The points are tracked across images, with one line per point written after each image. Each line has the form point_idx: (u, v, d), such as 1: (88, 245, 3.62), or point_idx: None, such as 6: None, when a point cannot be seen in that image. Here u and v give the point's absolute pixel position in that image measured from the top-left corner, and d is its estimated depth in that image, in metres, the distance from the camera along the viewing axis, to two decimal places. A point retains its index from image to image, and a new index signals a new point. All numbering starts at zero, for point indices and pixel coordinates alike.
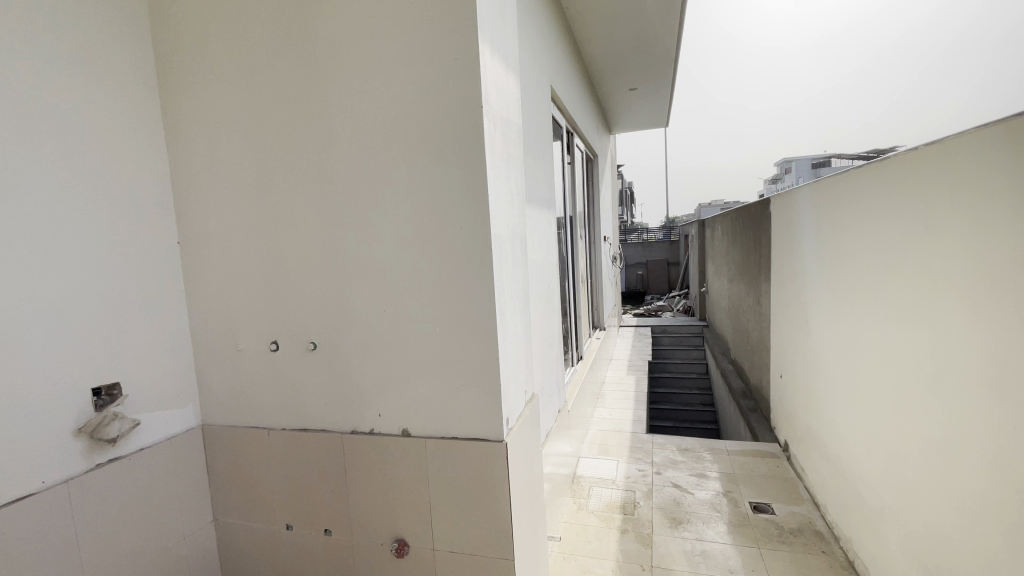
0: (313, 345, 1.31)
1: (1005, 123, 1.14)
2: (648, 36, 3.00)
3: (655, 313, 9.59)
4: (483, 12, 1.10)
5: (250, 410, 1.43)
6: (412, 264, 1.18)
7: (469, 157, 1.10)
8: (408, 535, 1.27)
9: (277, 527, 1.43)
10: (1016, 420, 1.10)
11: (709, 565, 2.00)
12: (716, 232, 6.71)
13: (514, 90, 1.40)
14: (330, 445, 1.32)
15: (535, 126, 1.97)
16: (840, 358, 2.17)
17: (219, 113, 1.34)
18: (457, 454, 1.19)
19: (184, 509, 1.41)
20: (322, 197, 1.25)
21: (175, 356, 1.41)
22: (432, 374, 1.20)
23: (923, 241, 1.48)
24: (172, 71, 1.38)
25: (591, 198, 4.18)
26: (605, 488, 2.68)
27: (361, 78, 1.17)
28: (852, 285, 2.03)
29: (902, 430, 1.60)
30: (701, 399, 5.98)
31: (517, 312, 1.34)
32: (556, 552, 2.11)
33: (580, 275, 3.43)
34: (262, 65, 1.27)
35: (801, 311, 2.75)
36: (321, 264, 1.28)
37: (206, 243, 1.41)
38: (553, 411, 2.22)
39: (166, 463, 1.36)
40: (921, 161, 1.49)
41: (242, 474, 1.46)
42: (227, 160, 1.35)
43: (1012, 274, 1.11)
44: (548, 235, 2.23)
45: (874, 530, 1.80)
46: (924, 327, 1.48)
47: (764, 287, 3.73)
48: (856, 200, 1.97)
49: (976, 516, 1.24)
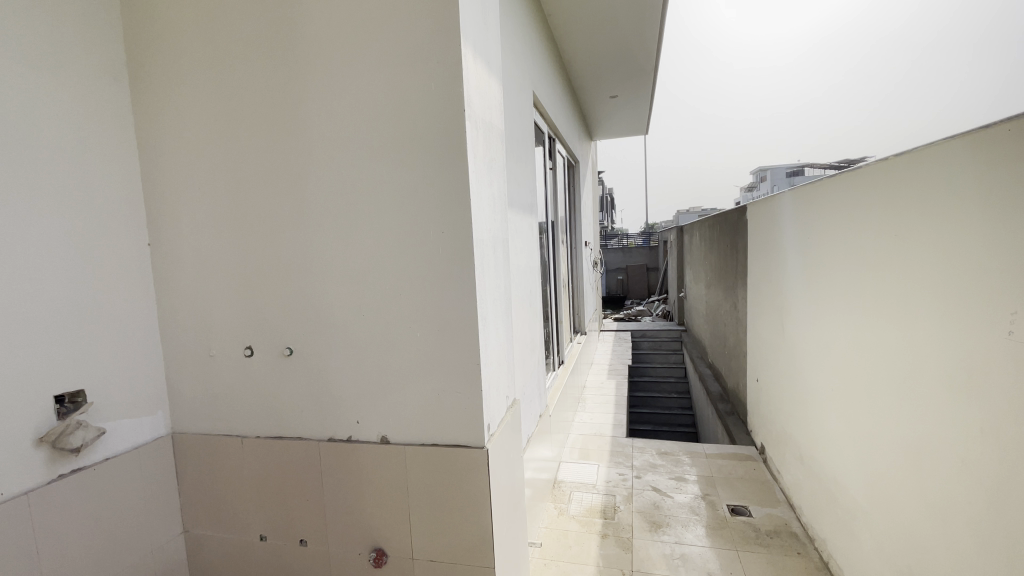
0: (289, 351, 1.28)
1: (974, 136, 1.18)
2: (630, 43, 3.02)
3: (635, 317, 9.73)
4: (466, 16, 1.09)
5: (222, 418, 1.38)
6: (393, 268, 1.16)
7: (451, 161, 1.09)
8: (386, 544, 1.25)
9: (251, 538, 1.39)
10: (983, 424, 1.14)
11: (688, 568, 2.02)
12: (694, 239, 6.83)
13: (496, 94, 1.39)
14: (305, 452, 1.29)
15: (517, 130, 1.97)
16: (815, 363, 2.22)
17: (193, 112, 1.31)
18: (438, 461, 1.17)
19: (152, 521, 1.36)
20: (299, 199, 1.23)
21: (144, 362, 1.36)
22: (412, 380, 1.18)
23: (894, 249, 1.53)
24: (145, 69, 1.34)
25: (573, 204, 4.22)
26: (585, 493, 2.68)
27: (340, 80, 1.15)
28: (826, 292, 2.09)
29: (875, 432, 1.64)
30: (679, 403, 6.07)
31: (499, 317, 1.33)
32: (537, 558, 2.10)
33: (561, 280, 3.45)
34: (239, 64, 1.24)
35: (777, 316, 2.81)
36: (299, 268, 1.25)
37: (178, 245, 1.36)
38: (534, 416, 2.21)
39: (134, 473, 1.31)
40: (894, 169, 1.54)
41: (214, 484, 1.41)
42: (201, 160, 1.31)
43: (981, 282, 1.15)
44: (530, 240, 2.24)
45: (848, 531, 1.84)
46: (896, 332, 1.52)
47: (741, 293, 3.80)
48: (830, 208, 2.02)
49: (946, 517, 1.28)
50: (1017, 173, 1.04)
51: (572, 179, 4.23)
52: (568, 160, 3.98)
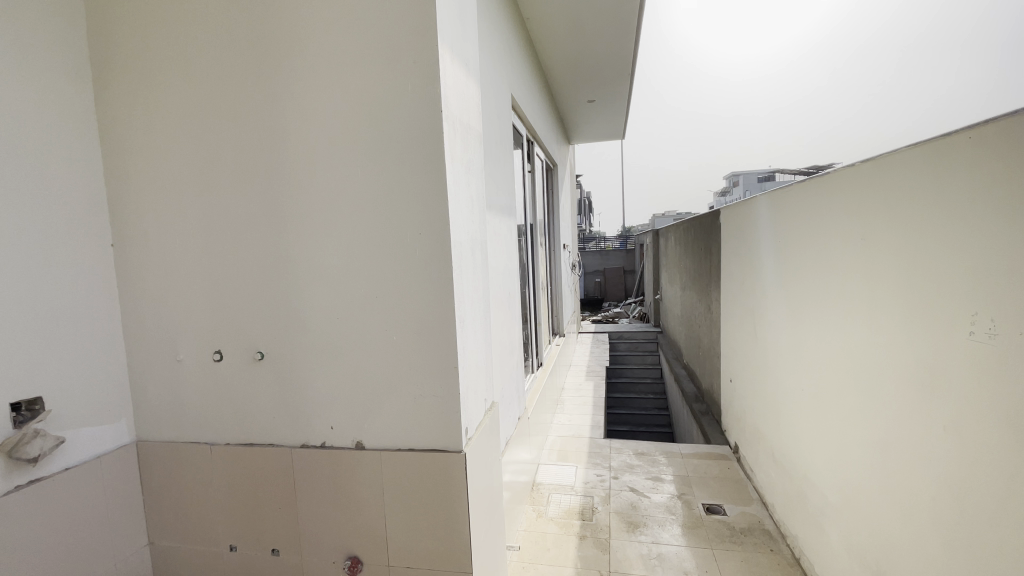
0: (260, 355, 1.24)
1: (937, 142, 1.22)
2: (606, 48, 3.05)
3: (612, 318, 9.84)
4: (443, 17, 1.08)
5: (190, 425, 1.34)
6: (369, 270, 1.14)
7: (427, 162, 1.08)
8: (362, 552, 1.22)
9: (220, 549, 1.35)
10: (945, 421, 1.19)
11: (665, 567, 2.04)
12: (669, 242, 6.96)
13: (474, 96, 1.38)
14: (277, 459, 1.26)
15: (496, 132, 1.97)
16: (786, 363, 2.27)
17: (160, 108, 1.26)
18: (415, 467, 1.16)
19: (114, 532, 1.30)
20: (271, 200, 1.20)
21: (107, 366, 1.30)
22: (388, 385, 1.16)
23: (861, 252, 1.58)
24: (108, 62, 1.29)
25: (551, 207, 4.23)
26: (564, 494, 2.68)
27: (315, 79, 1.13)
28: (796, 295, 2.14)
29: (845, 430, 1.69)
30: (655, 403, 6.16)
31: (477, 318, 1.32)
32: (515, 561, 2.09)
33: (540, 284, 3.44)
34: (209, 60, 1.20)
35: (750, 317, 2.88)
36: (271, 269, 1.22)
37: (144, 244, 1.31)
38: (513, 419, 2.20)
39: (96, 483, 1.26)
40: (860, 175, 1.59)
41: (181, 494, 1.36)
42: (169, 158, 1.27)
43: (944, 283, 1.19)
44: (508, 242, 2.23)
45: (818, 527, 1.89)
46: (863, 334, 1.57)
47: (715, 295, 3.88)
48: (800, 212, 2.08)
49: (911, 513, 1.32)
50: (979, 179, 1.08)
51: (551, 182, 4.25)
52: (547, 163, 4.00)
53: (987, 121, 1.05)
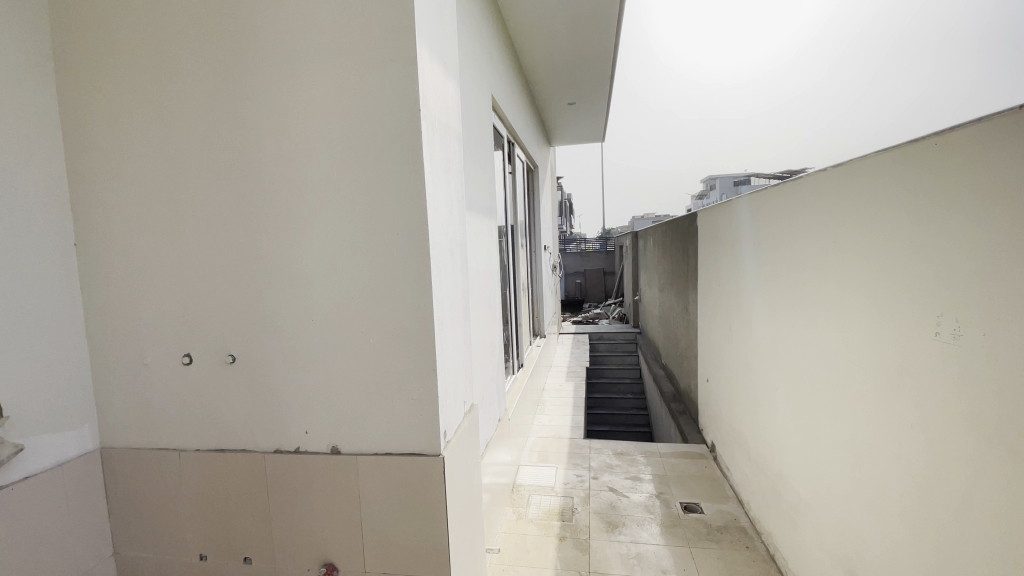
0: (232, 358, 1.21)
1: (906, 149, 1.26)
2: (586, 51, 3.07)
3: (592, 319, 9.90)
4: (421, 15, 1.07)
5: (157, 431, 1.29)
6: (346, 271, 1.12)
7: (404, 162, 1.06)
8: (337, 559, 1.20)
9: (190, 558, 1.30)
10: (913, 419, 1.22)
11: (643, 566, 2.06)
12: (648, 245, 7.05)
13: (453, 95, 1.37)
14: (250, 466, 1.22)
15: (476, 132, 1.96)
16: (761, 362, 2.32)
17: (127, 102, 1.22)
18: (392, 471, 1.14)
19: (77, 544, 1.25)
20: (242, 200, 1.17)
21: (68, 371, 1.25)
22: (365, 388, 1.14)
23: (832, 255, 1.62)
24: (73, 54, 1.24)
25: (532, 208, 4.24)
26: (544, 496, 2.68)
27: (290, 76, 1.10)
28: (771, 296, 2.19)
29: (817, 428, 1.73)
30: (635, 403, 6.23)
31: (457, 319, 1.31)
32: (495, 563, 2.08)
33: (520, 284, 3.44)
34: (180, 54, 1.17)
35: (726, 319, 2.93)
36: (245, 270, 1.18)
37: (110, 244, 1.26)
38: (493, 421, 2.19)
39: (57, 492, 1.20)
40: (832, 180, 1.63)
41: (148, 502, 1.31)
42: (136, 154, 1.22)
43: (912, 286, 1.22)
44: (489, 243, 2.22)
45: (792, 523, 1.93)
46: (834, 335, 1.61)
47: (692, 296, 3.93)
48: (775, 215, 2.12)
49: (880, 509, 1.36)
50: (944, 185, 1.12)
51: (531, 183, 4.25)
52: (528, 164, 3.99)
53: (951, 129, 1.09)
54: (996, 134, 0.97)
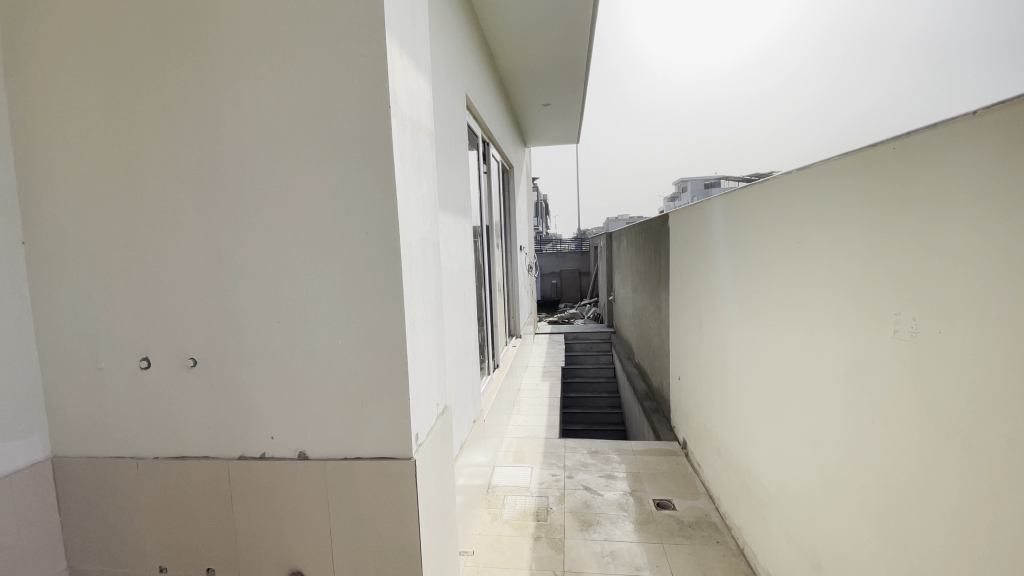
0: (193, 361, 1.17)
1: (867, 152, 1.30)
2: (561, 52, 3.08)
3: (568, 320, 9.97)
4: (391, 11, 1.05)
5: (113, 439, 1.23)
6: (315, 270, 1.09)
7: (374, 160, 1.04)
8: (306, 567, 1.16)
9: (149, 571, 1.25)
10: (874, 413, 1.27)
11: (617, 564, 2.07)
12: (622, 245, 7.14)
13: (424, 92, 1.35)
14: (213, 473, 1.18)
15: (449, 131, 1.94)
16: (730, 360, 2.37)
17: (80, 93, 1.16)
18: (362, 476, 1.11)
19: (25, 560, 1.18)
20: (204, 197, 1.12)
21: (14, 377, 1.18)
22: (333, 391, 1.11)
23: (798, 254, 1.67)
24: (20, 42, 1.17)
25: (507, 208, 4.21)
26: (519, 496, 2.68)
27: (253, 69, 1.06)
28: (740, 296, 2.24)
29: (784, 423, 1.77)
30: (609, 402, 6.29)
31: (429, 320, 1.29)
32: (469, 566, 2.06)
33: (496, 284, 3.39)
34: (137, 45, 1.12)
35: (697, 318, 2.98)
36: (207, 270, 1.14)
37: (60, 243, 1.19)
38: (467, 422, 2.17)
39: (3, 506, 1.13)
40: (797, 183, 1.68)
41: (103, 514, 1.25)
42: (89, 148, 1.16)
43: (873, 285, 1.27)
44: (462, 242, 2.20)
45: (760, 516, 1.98)
46: (800, 333, 1.66)
47: (665, 296, 3.99)
48: (744, 216, 2.18)
49: (844, 501, 1.40)
50: (901, 188, 1.17)
51: (506, 183, 4.23)
52: (503, 163, 3.97)
53: (909, 134, 1.13)
54: (951, 139, 1.01)
